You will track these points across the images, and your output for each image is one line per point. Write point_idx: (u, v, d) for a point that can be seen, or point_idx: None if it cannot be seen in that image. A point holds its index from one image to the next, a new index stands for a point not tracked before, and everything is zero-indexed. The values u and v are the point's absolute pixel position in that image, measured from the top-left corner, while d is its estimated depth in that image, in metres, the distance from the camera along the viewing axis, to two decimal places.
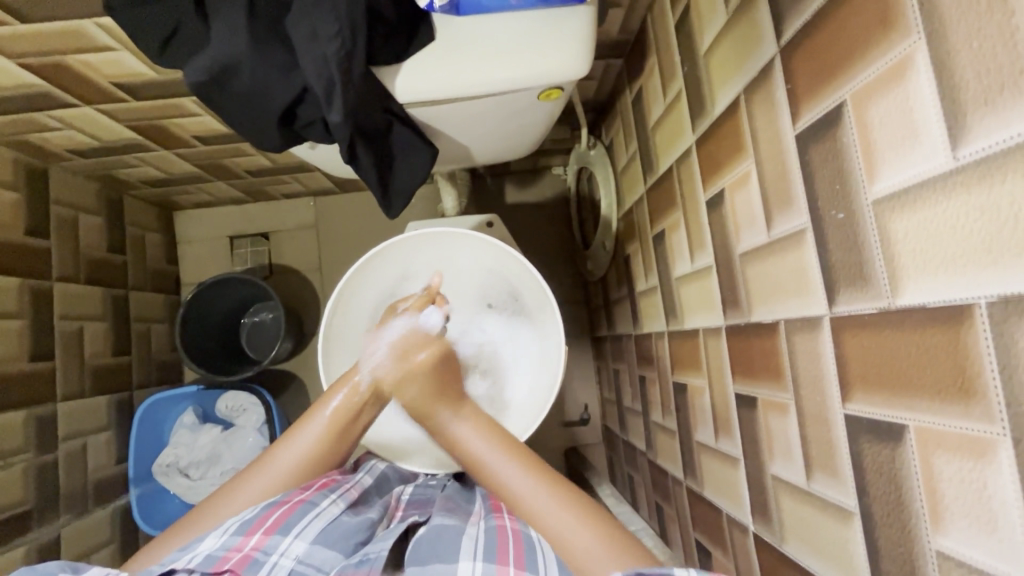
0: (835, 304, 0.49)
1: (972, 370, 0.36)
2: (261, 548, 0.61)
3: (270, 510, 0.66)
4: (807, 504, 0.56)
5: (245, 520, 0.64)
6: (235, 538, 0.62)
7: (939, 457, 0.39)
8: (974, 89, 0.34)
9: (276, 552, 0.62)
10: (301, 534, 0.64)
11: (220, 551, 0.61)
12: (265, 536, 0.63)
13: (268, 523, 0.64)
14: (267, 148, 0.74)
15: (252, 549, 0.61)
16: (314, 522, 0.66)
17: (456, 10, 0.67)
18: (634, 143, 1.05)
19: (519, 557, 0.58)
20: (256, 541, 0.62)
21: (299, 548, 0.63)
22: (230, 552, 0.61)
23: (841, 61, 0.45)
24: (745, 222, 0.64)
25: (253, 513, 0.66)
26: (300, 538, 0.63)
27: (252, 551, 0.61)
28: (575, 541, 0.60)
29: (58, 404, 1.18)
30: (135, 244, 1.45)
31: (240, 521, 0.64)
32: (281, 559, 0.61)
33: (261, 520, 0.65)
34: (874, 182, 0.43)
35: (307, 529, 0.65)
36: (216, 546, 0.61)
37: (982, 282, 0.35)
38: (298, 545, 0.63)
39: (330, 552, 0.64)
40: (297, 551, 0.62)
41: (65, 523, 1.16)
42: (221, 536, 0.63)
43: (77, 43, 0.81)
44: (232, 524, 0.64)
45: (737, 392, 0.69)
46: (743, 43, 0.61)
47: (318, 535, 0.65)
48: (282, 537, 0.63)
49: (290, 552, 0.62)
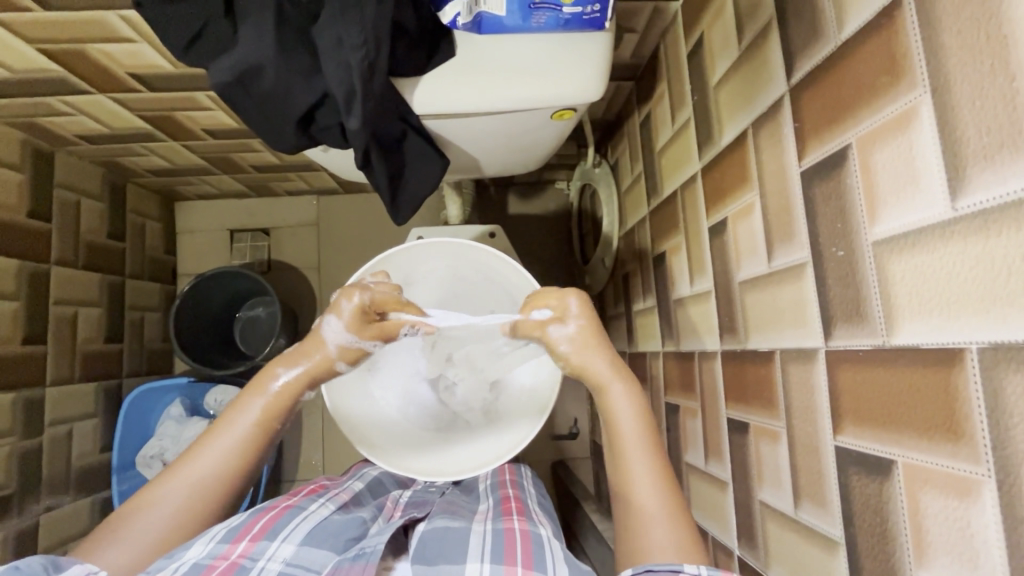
0: (831, 337, 0.50)
1: (960, 412, 0.38)
2: (248, 555, 0.61)
3: (255, 518, 0.67)
4: (793, 531, 0.57)
5: (232, 527, 0.64)
6: (222, 546, 0.62)
7: (926, 494, 0.41)
8: (974, 145, 0.36)
9: (263, 557, 0.62)
10: (288, 537, 0.65)
11: (206, 560, 0.60)
12: (251, 543, 0.63)
13: (254, 531, 0.65)
14: (282, 149, 0.75)
15: (239, 556, 0.61)
16: (302, 524, 0.68)
17: (478, 28, 0.68)
18: (639, 164, 1.07)
19: (526, 558, 0.60)
20: (243, 548, 0.62)
21: (286, 550, 0.63)
22: (216, 560, 0.60)
23: (847, 107, 0.47)
24: (747, 251, 0.65)
25: (239, 520, 0.66)
26: (288, 541, 0.64)
27: (239, 559, 0.61)
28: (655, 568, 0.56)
29: (47, 388, 1.17)
30: (135, 232, 1.44)
31: (227, 528, 0.64)
32: (269, 562, 0.61)
33: (247, 529, 0.65)
34: (875, 223, 0.45)
35: (294, 533, 0.66)
36: (202, 554, 0.60)
37: (974, 328, 0.37)
38: (286, 548, 0.63)
39: (320, 550, 0.64)
40: (285, 553, 0.63)
41: (45, 510, 1.14)
42: (207, 544, 0.62)
43: (98, 33, 0.82)
44: (220, 531, 0.64)
45: (729, 417, 0.71)
46: (753, 79, 0.63)
47: (306, 537, 0.66)
48: (269, 542, 0.64)
49: (277, 556, 0.62)
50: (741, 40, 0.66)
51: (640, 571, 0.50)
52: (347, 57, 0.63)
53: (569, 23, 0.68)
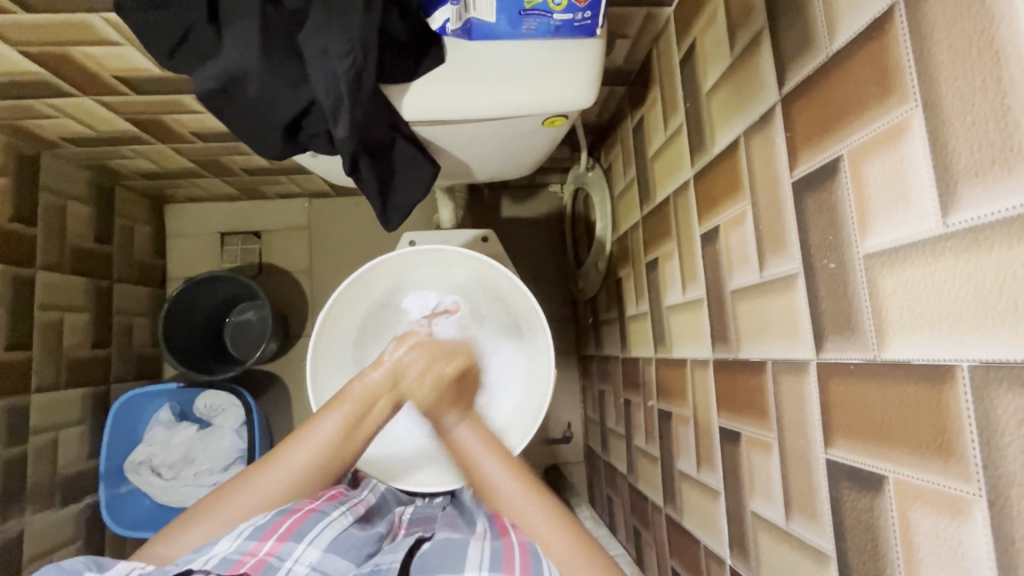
0: (823, 349, 0.50)
1: (951, 430, 0.37)
2: (276, 554, 0.61)
3: (284, 517, 0.66)
4: (784, 542, 0.57)
5: (260, 525, 0.64)
6: (250, 543, 0.62)
7: (917, 510, 0.40)
8: (966, 162, 0.36)
9: (290, 558, 0.62)
10: (314, 541, 0.64)
11: (234, 555, 0.61)
12: (278, 542, 0.63)
13: (281, 530, 0.64)
14: (270, 157, 0.74)
15: (266, 554, 0.61)
16: (325, 531, 0.66)
17: (467, 35, 0.67)
18: (632, 170, 1.06)
19: (524, 565, 0.60)
20: (270, 547, 0.62)
21: (312, 555, 0.63)
22: (244, 556, 0.61)
23: (839, 118, 0.47)
24: (739, 261, 0.65)
25: (266, 517, 0.66)
26: (313, 545, 0.64)
27: (267, 556, 0.61)
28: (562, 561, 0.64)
29: (32, 395, 1.15)
30: (122, 235, 1.43)
31: (254, 526, 0.64)
32: (296, 564, 0.61)
33: (274, 527, 0.64)
34: (866, 237, 0.44)
35: (319, 538, 0.65)
36: (230, 550, 0.61)
37: (966, 347, 0.36)
38: (311, 552, 0.63)
39: (341, 560, 0.64)
40: (311, 557, 0.63)
41: (30, 519, 1.13)
42: (235, 539, 0.63)
43: (82, 37, 0.80)
44: (247, 528, 0.64)
45: (721, 426, 0.70)
46: (745, 87, 0.63)
47: (330, 544, 0.65)
48: (295, 543, 0.63)
49: (304, 559, 0.62)
50: (733, 47, 0.65)
51: None
52: (334, 65, 0.62)
53: (559, 30, 0.67)
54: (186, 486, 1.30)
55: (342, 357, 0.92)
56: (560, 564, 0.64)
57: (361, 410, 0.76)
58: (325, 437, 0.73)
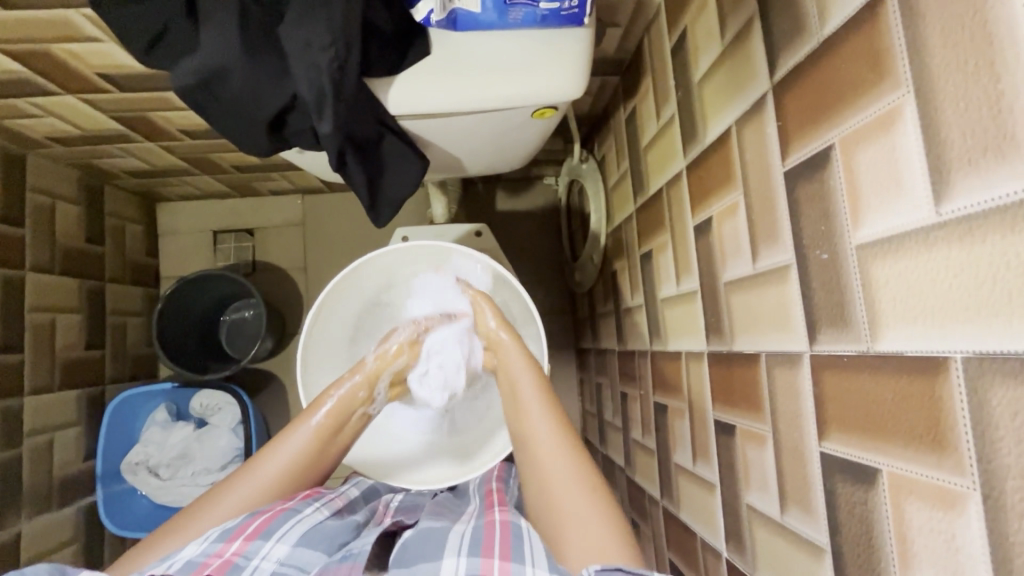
0: (816, 342, 0.49)
1: (945, 423, 0.37)
2: (242, 554, 0.61)
3: (251, 519, 0.66)
4: (780, 536, 0.56)
5: (227, 529, 0.64)
6: (216, 545, 0.62)
7: (911, 504, 0.40)
8: (959, 148, 0.35)
9: (256, 557, 0.61)
10: (282, 537, 0.63)
11: (200, 558, 0.60)
12: (245, 541, 0.62)
13: (248, 530, 0.64)
14: (254, 153, 0.73)
15: (232, 554, 0.61)
16: (294, 527, 0.65)
17: (453, 26, 0.66)
18: (626, 161, 1.05)
19: (503, 549, 0.59)
20: (237, 547, 0.62)
21: (280, 550, 0.62)
22: (210, 558, 0.60)
23: (830, 106, 0.46)
24: (732, 252, 0.64)
25: (234, 521, 0.66)
26: (281, 541, 0.63)
27: (233, 557, 0.60)
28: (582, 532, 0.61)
29: (26, 397, 1.14)
30: (114, 235, 1.41)
31: (222, 529, 0.64)
32: (263, 562, 0.60)
33: (241, 529, 0.64)
34: (859, 227, 0.44)
35: (289, 533, 0.64)
36: (196, 553, 0.61)
37: (959, 339, 0.36)
38: (279, 548, 0.62)
39: (313, 552, 0.64)
40: (278, 554, 0.62)
41: (27, 521, 1.12)
42: (202, 543, 0.62)
43: (62, 33, 0.79)
44: (214, 533, 0.64)
45: (716, 418, 0.70)
46: (736, 75, 0.62)
47: (299, 539, 0.64)
48: (262, 541, 0.62)
49: (271, 556, 0.61)
50: (724, 34, 0.64)
51: (609, 569, 0.51)
52: (315, 59, 0.60)
53: (547, 20, 0.66)
54: (184, 485, 1.30)
55: (336, 357, 0.93)
56: (573, 508, 0.63)
57: (338, 416, 0.79)
58: (302, 443, 0.76)
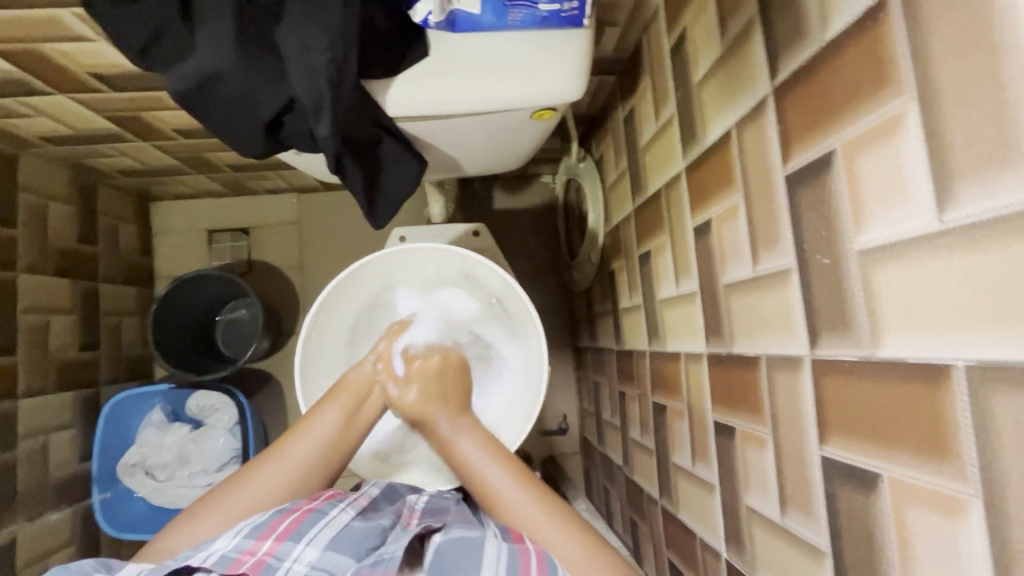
0: (818, 346, 0.49)
1: (947, 431, 0.37)
2: (275, 555, 0.62)
3: (281, 517, 0.66)
4: (779, 537, 0.57)
5: (257, 525, 0.64)
6: (248, 542, 0.62)
7: (912, 509, 0.40)
8: (963, 157, 0.35)
9: (289, 559, 0.61)
10: (312, 541, 0.63)
11: (234, 553, 0.61)
12: (277, 542, 0.63)
13: (279, 531, 0.64)
14: (250, 155, 0.72)
15: (265, 554, 0.61)
16: (324, 531, 0.65)
17: (451, 27, 0.65)
18: (624, 161, 1.05)
19: (540, 565, 0.58)
20: (268, 547, 0.62)
21: (311, 554, 0.62)
22: (243, 555, 0.61)
23: (832, 112, 0.46)
24: (732, 255, 0.64)
25: (264, 517, 0.66)
26: (312, 545, 0.63)
27: (265, 557, 0.61)
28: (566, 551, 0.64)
29: (20, 400, 1.13)
30: (107, 235, 1.40)
31: (252, 525, 0.64)
32: (294, 564, 0.61)
33: (273, 526, 0.64)
34: (861, 232, 0.44)
35: (318, 537, 0.64)
36: (230, 548, 0.62)
37: (962, 347, 0.36)
38: (310, 552, 0.63)
39: (341, 556, 0.63)
40: (310, 556, 0.62)
41: (22, 524, 1.11)
42: (234, 538, 0.63)
43: (53, 33, 0.77)
44: (245, 527, 0.64)
45: (716, 420, 0.70)
46: (737, 77, 0.61)
47: (330, 542, 0.64)
48: (294, 543, 0.63)
49: (302, 559, 0.62)
50: (724, 36, 0.64)
51: None
52: (312, 61, 0.60)
53: (546, 21, 0.65)
54: (180, 487, 1.30)
55: (334, 360, 0.92)
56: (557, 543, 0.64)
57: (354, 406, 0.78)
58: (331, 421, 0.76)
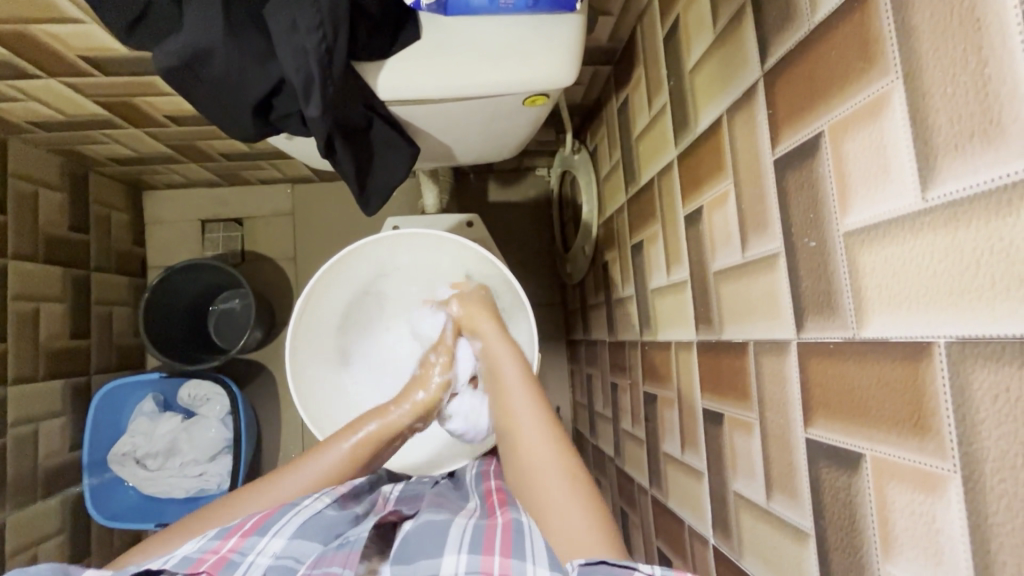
0: (803, 329, 0.49)
1: (927, 407, 0.37)
2: (238, 549, 0.61)
3: (248, 517, 0.66)
4: (765, 521, 0.57)
5: (224, 527, 0.65)
6: (213, 542, 0.62)
7: (893, 488, 0.40)
8: (945, 134, 0.35)
9: (253, 552, 0.61)
10: (278, 532, 0.64)
11: (196, 554, 0.61)
12: (241, 538, 0.63)
13: (245, 527, 0.64)
14: (240, 138, 0.72)
15: (228, 551, 0.61)
16: (292, 520, 0.66)
17: (444, 10, 0.65)
18: (617, 152, 1.05)
19: (504, 546, 0.58)
20: (232, 543, 0.62)
21: (277, 545, 0.62)
22: (206, 554, 0.61)
23: (819, 95, 0.46)
24: (721, 241, 0.64)
25: (231, 522, 0.66)
26: (278, 536, 0.63)
27: (228, 553, 0.60)
28: (570, 521, 0.62)
29: (9, 387, 1.13)
30: (99, 223, 1.39)
31: (218, 528, 0.65)
32: (258, 557, 0.60)
33: (239, 526, 0.65)
34: (846, 214, 0.44)
35: (285, 527, 0.64)
36: (193, 549, 0.62)
37: (944, 323, 0.36)
38: (276, 542, 0.62)
39: (310, 543, 0.64)
40: (275, 547, 0.62)
41: (11, 512, 1.11)
42: (200, 540, 0.63)
43: (43, 14, 0.77)
44: (212, 531, 0.65)
45: (705, 407, 0.70)
46: (728, 64, 0.62)
47: (297, 531, 0.64)
48: (259, 537, 0.63)
49: (267, 550, 0.61)
50: (716, 23, 0.64)
51: (595, 562, 0.51)
52: (303, 41, 0.60)
53: (538, 6, 0.65)
54: (171, 476, 1.29)
55: (326, 347, 0.92)
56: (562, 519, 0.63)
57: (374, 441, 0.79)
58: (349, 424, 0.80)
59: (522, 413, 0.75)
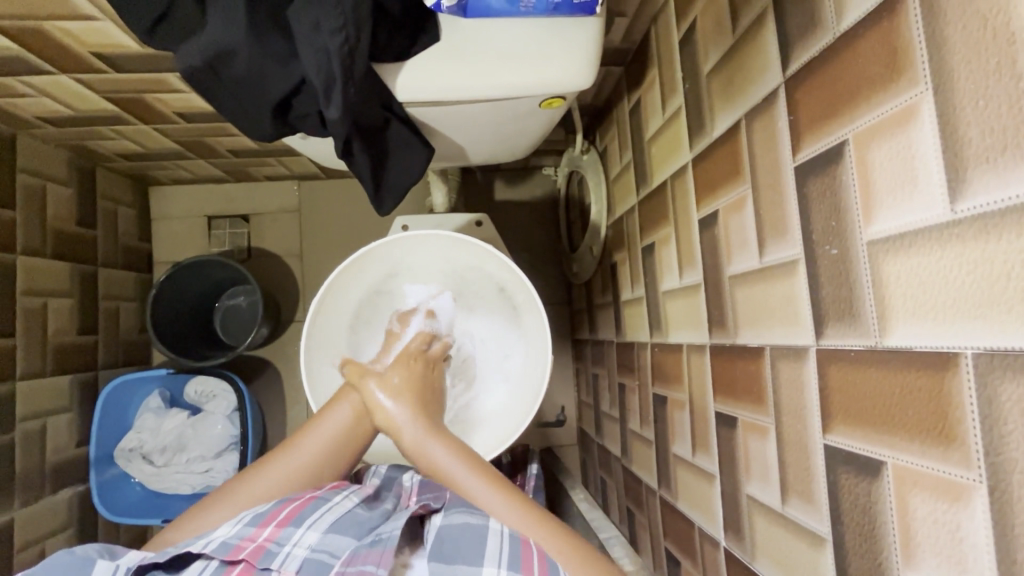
0: (823, 336, 0.50)
1: (953, 417, 0.37)
2: (275, 539, 0.61)
3: (282, 505, 0.66)
4: (780, 525, 0.57)
5: (259, 512, 0.65)
6: (249, 529, 0.62)
7: (915, 496, 0.41)
8: (976, 147, 0.35)
9: (289, 543, 0.61)
10: (313, 525, 0.64)
11: (234, 540, 0.61)
12: (278, 528, 0.62)
13: (281, 516, 0.64)
14: (258, 137, 0.72)
15: (265, 540, 0.61)
16: (326, 515, 0.66)
17: (463, 12, 0.65)
18: (628, 153, 1.05)
19: (542, 563, 0.56)
20: (269, 532, 0.62)
21: (312, 537, 0.62)
22: (244, 541, 0.61)
23: (844, 103, 0.46)
24: (738, 246, 0.64)
25: (267, 505, 0.66)
26: (313, 529, 0.63)
27: (265, 542, 0.61)
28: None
29: (18, 382, 1.13)
30: (106, 218, 1.39)
31: (254, 513, 0.65)
32: (295, 548, 0.60)
33: (274, 513, 0.65)
34: (870, 224, 0.44)
35: (319, 521, 0.64)
36: (230, 535, 0.62)
37: (971, 334, 0.36)
38: (311, 535, 0.62)
39: (343, 538, 0.64)
40: (310, 540, 0.62)
41: (20, 507, 1.11)
42: (235, 525, 0.63)
43: (58, 10, 0.77)
44: (247, 515, 0.65)
45: (717, 411, 0.70)
46: (747, 69, 0.62)
47: (330, 526, 0.64)
48: (295, 528, 0.63)
49: (303, 542, 0.61)
50: (735, 28, 0.64)
51: None
52: (323, 42, 0.59)
53: (557, 9, 0.65)
54: (178, 472, 1.30)
55: (337, 345, 0.92)
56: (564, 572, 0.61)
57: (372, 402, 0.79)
58: (337, 427, 0.76)
59: (463, 478, 0.70)
